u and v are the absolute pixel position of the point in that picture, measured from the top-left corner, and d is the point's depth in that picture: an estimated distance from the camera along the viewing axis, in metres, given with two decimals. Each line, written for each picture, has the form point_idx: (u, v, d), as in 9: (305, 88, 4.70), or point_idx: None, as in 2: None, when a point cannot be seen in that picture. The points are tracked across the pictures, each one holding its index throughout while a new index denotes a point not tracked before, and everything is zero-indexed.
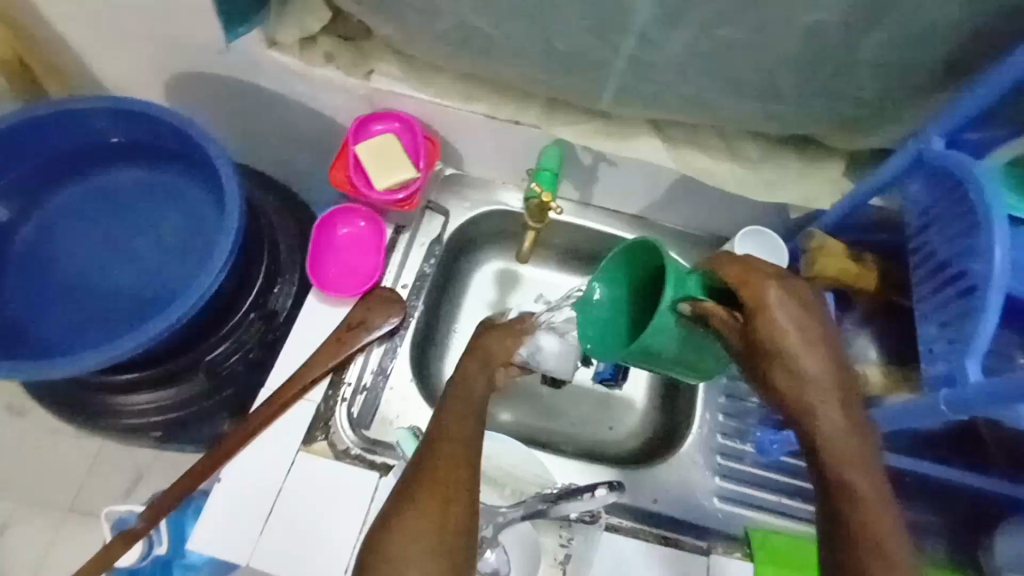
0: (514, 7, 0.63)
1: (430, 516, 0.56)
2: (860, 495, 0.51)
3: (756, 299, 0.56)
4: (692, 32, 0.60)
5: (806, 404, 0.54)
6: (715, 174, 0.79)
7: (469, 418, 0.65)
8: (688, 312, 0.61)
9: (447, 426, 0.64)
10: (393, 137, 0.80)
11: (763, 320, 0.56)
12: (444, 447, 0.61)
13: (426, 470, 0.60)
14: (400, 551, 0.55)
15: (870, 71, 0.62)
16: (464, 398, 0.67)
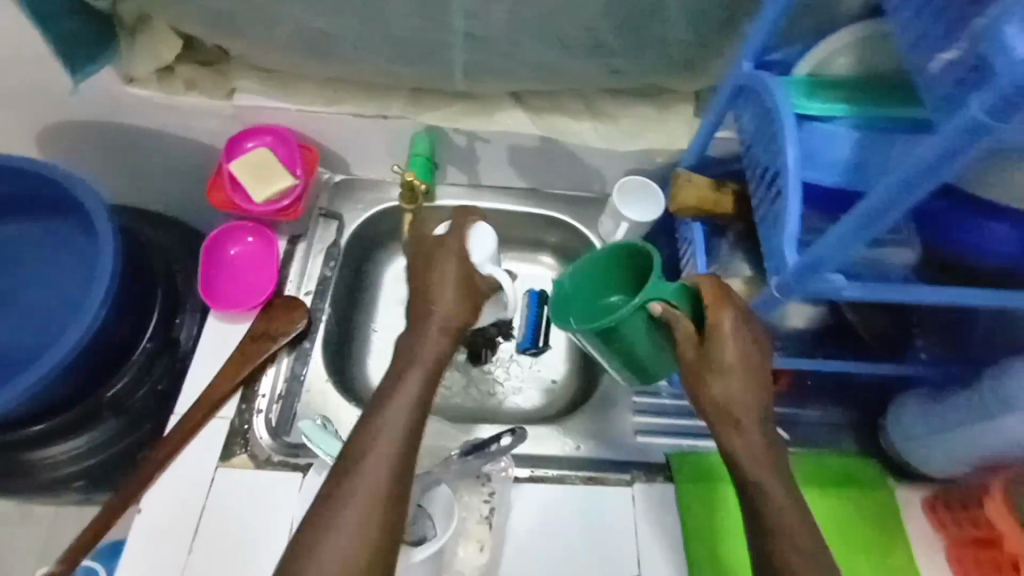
0: (343, 1, 0.65)
1: (360, 519, 0.53)
2: (773, 498, 0.57)
3: (716, 324, 0.60)
4: (509, 1, 0.65)
5: (734, 416, 0.60)
6: (580, 133, 0.84)
7: (410, 409, 0.60)
8: (655, 312, 0.61)
9: (374, 418, 0.59)
10: (266, 150, 0.82)
11: (718, 345, 0.60)
12: (377, 420, 0.59)
13: (355, 457, 0.57)
14: (337, 517, 0.53)
15: (679, 12, 0.67)
16: (398, 383, 0.61)
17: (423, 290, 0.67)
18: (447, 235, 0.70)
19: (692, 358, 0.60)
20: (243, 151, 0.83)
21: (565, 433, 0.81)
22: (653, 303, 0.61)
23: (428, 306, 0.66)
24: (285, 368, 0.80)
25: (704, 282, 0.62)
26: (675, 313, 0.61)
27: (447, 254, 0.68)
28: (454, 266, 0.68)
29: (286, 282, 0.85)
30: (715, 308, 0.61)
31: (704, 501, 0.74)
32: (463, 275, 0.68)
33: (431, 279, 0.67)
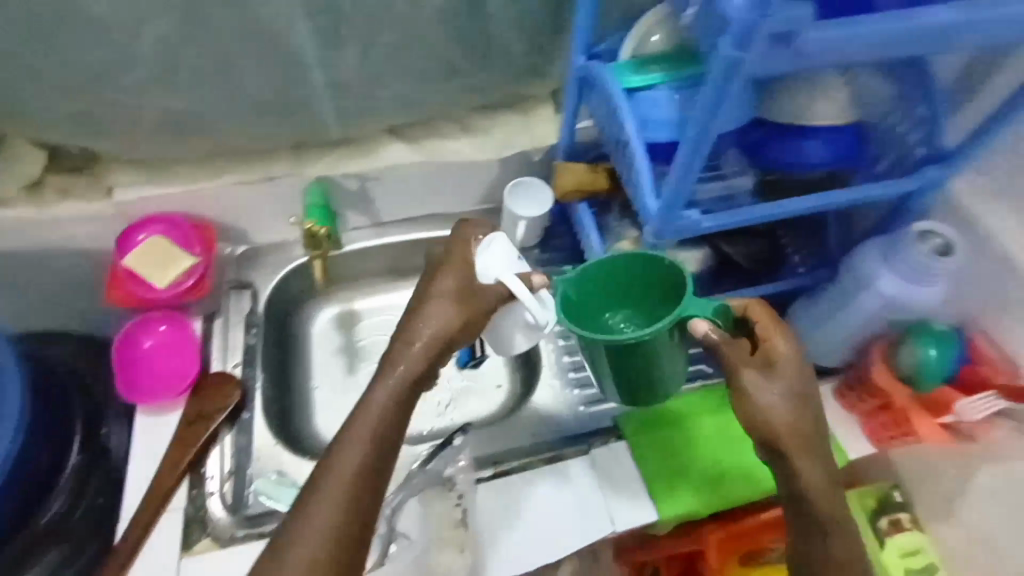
0: (199, 78, 0.69)
1: (310, 554, 0.54)
2: (834, 523, 0.63)
3: (776, 354, 0.66)
4: (357, 46, 0.71)
5: (801, 439, 0.63)
6: (458, 152, 0.91)
7: (373, 442, 0.60)
8: (696, 330, 0.63)
9: (333, 453, 0.59)
10: (157, 238, 0.82)
11: (782, 367, 0.65)
12: (346, 439, 0.60)
13: (321, 477, 0.58)
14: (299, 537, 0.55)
15: (512, 27, 0.76)
16: (363, 414, 0.62)
17: (413, 313, 0.67)
18: (451, 249, 0.70)
19: (760, 389, 0.64)
20: (133, 245, 0.82)
21: (516, 426, 0.84)
22: (696, 323, 0.63)
23: (408, 330, 0.66)
24: (230, 445, 0.79)
25: (753, 304, 0.68)
26: (718, 335, 0.64)
27: (448, 269, 0.68)
28: (450, 283, 0.68)
29: (210, 361, 0.84)
30: (767, 330, 0.67)
31: (655, 443, 0.81)
32: (460, 286, 0.67)
33: (423, 297, 0.67)
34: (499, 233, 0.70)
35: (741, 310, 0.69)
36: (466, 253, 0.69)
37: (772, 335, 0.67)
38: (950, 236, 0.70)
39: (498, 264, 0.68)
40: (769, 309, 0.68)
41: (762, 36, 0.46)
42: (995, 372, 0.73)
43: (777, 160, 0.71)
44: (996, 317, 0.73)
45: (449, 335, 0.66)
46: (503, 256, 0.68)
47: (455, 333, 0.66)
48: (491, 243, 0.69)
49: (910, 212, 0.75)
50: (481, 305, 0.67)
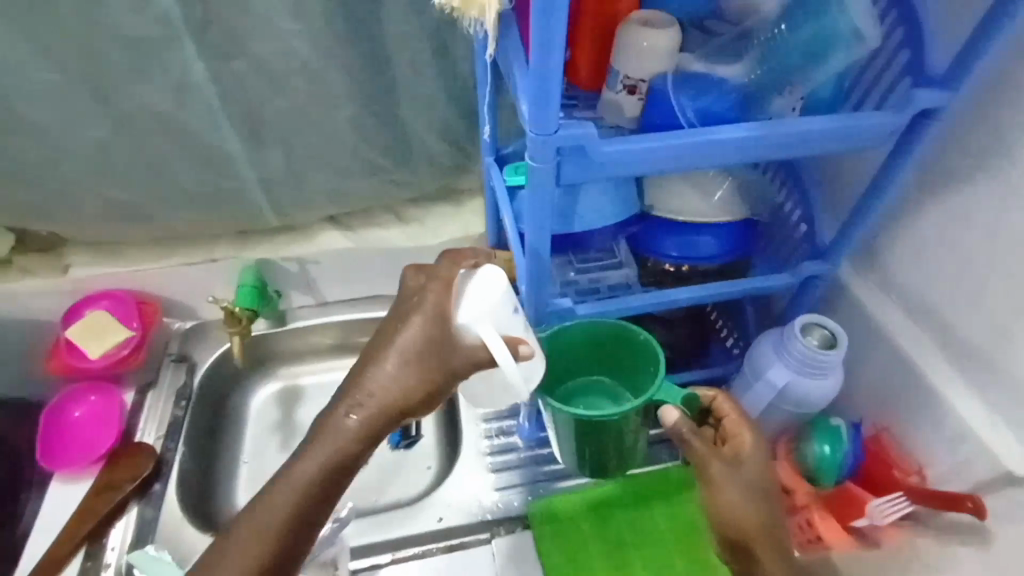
0: (140, 171, 0.79)
1: None
2: None
3: (737, 452, 0.66)
4: (280, 148, 0.80)
5: (768, 538, 0.62)
6: (390, 239, 0.97)
7: (276, 538, 0.55)
8: (668, 419, 0.64)
9: (218, 551, 0.55)
10: (101, 312, 0.89)
11: (745, 463, 0.64)
12: (251, 520, 0.56)
13: (215, 559, 0.55)
14: None
15: (429, 132, 0.84)
16: (273, 498, 0.56)
17: (368, 371, 0.59)
18: (427, 292, 0.61)
19: (728, 487, 0.62)
20: (78, 318, 0.89)
21: (423, 512, 0.84)
22: (667, 410, 0.64)
23: (356, 392, 0.58)
24: (135, 516, 0.80)
25: (720, 397, 0.68)
26: (688, 426, 0.64)
27: (417, 319, 0.59)
28: (416, 335, 0.59)
29: (134, 430, 0.87)
30: (734, 424, 0.67)
31: (560, 540, 0.81)
32: (423, 345, 0.59)
33: (383, 350, 0.60)
34: (496, 279, 0.59)
35: (707, 401, 0.69)
36: (445, 301, 0.60)
37: (741, 431, 0.67)
38: (835, 329, 0.71)
39: (484, 318, 0.58)
40: (736, 404, 0.67)
41: (556, 150, 0.50)
42: (904, 472, 0.70)
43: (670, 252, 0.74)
44: (898, 413, 0.71)
45: (403, 406, 0.59)
46: (494, 307, 0.59)
47: (412, 402, 0.59)
48: (485, 289, 0.59)
49: (805, 299, 0.76)
50: (446, 366, 0.58)
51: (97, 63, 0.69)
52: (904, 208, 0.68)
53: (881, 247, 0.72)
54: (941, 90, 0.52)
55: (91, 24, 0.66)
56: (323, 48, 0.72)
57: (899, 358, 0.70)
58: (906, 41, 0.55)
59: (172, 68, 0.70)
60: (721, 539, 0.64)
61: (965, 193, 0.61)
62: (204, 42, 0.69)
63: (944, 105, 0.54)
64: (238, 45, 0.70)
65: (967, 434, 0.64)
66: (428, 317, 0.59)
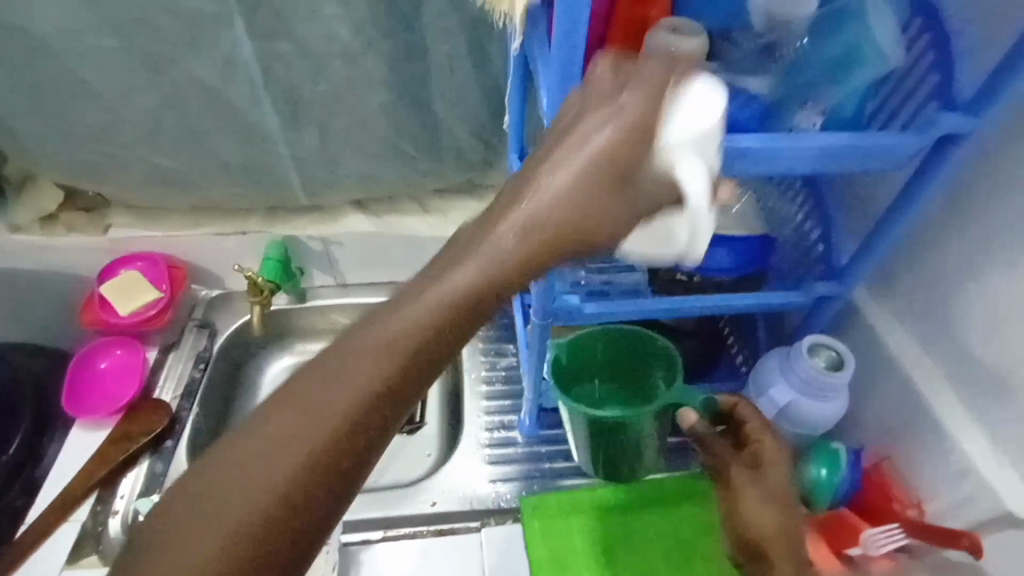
0: (182, 141, 0.83)
1: (240, 511, 0.38)
2: None
3: (754, 457, 0.66)
4: (315, 129, 0.83)
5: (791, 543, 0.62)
6: (413, 227, 0.99)
7: (352, 417, 0.41)
8: (687, 420, 0.68)
9: (258, 428, 0.40)
10: (134, 272, 0.94)
11: (765, 469, 0.65)
12: (358, 354, 0.42)
13: (305, 393, 0.41)
14: (247, 467, 0.39)
15: (458, 126, 0.86)
16: (349, 362, 0.42)
17: (524, 189, 0.47)
18: (626, 90, 0.47)
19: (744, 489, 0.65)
20: (114, 275, 0.94)
21: (417, 494, 0.86)
22: (687, 412, 0.68)
23: (504, 219, 0.46)
24: (146, 468, 0.84)
25: (741, 402, 0.68)
26: (705, 428, 0.68)
27: (612, 119, 0.46)
28: (608, 138, 0.46)
29: (153, 386, 0.92)
30: (756, 430, 0.67)
31: (548, 535, 0.82)
32: (618, 152, 0.46)
33: (514, 193, 0.47)
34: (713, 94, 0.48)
35: (728, 407, 0.69)
36: (649, 108, 0.47)
37: (761, 437, 0.67)
38: (843, 351, 0.71)
39: (694, 128, 0.47)
40: (758, 410, 0.68)
41: None
42: (901, 503, 0.69)
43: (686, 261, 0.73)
44: (901, 443, 0.70)
45: (546, 255, 0.46)
46: (709, 123, 0.47)
47: (560, 251, 0.47)
48: (701, 99, 0.47)
49: (818, 319, 0.76)
50: (630, 200, 0.47)
51: (153, 37, 0.73)
52: (927, 235, 0.67)
53: (900, 272, 0.71)
54: (968, 115, 0.53)
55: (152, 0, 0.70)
56: (362, 35, 0.75)
57: (909, 386, 0.69)
58: (936, 64, 0.55)
59: (221, 47, 0.74)
60: (732, 540, 0.66)
61: (986, 220, 0.61)
62: (252, 25, 0.73)
63: (966, 132, 0.54)
64: (284, 29, 0.74)
65: (973, 470, 0.63)
66: (588, 150, 0.46)
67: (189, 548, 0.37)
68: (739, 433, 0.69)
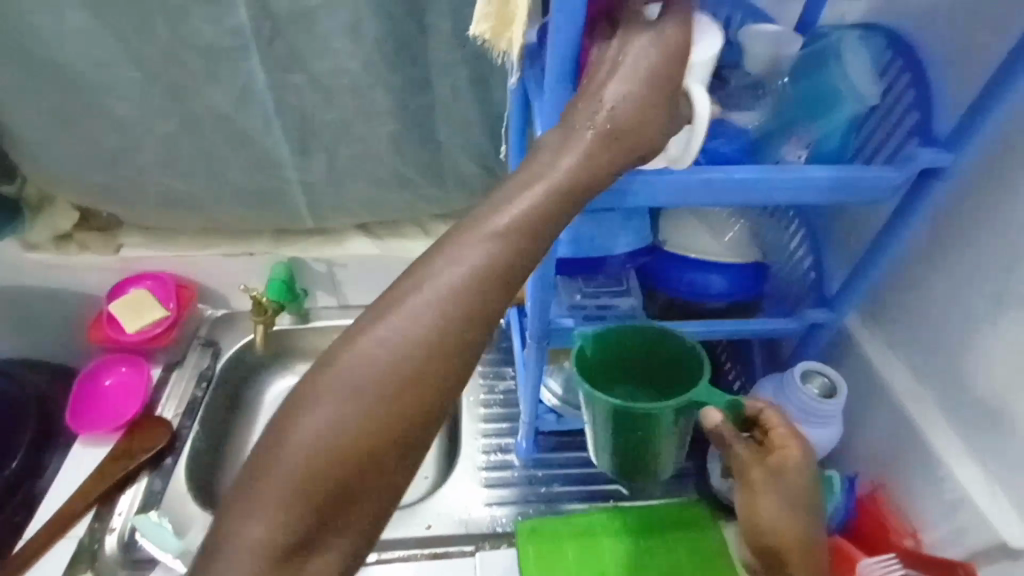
0: (195, 165, 0.86)
1: (379, 391, 0.43)
2: None
3: (780, 466, 0.63)
4: (323, 155, 0.87)
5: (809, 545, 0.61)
6: (416, 251, 1.01)
7: (457, 316, 0.44)
8: (709, 420, 0.63)
9: (372, 329, 0.44)
10: (143, 291, 0.96)
11: (790, 478, 0.62)
12: (462, 251, 0.46)
13: (414, 294, 0.45)
14: (377, 356, 0.43)
15: (461, 154, 0.88)
16: (448, 269, 0.45)
17: (593, 101, 0.50)
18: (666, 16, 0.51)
19: (768, 495, 0.62)
20: (122, 294, 0.97)
21: (412, 517, 0.86)
22: (710, 411, 0.63)
23: (582, 126, 0.49)
24: (145, 485, 0.85)
25: (768, 409, 0.65)
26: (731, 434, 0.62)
27: (653, 43, 0.50)
28: (650, 60, 0.50)
29: (156, 404, 0.93)
30: (782, 438, 0.64)
31: (543, 561, 0.81)
32: (664, 71, 0.50)
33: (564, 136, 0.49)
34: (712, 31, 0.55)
35: (753, 412, 0.66)
36: (679, 37, 0.51)
37: (788, 445, 0.63)
38: (834, 377, 0.72)
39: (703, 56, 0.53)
40: (785, 418, 0.64)
41: None
42: (896, 534, 0.69)
43: (678, 288, 0.75)
44: (895, 472, 0.71)
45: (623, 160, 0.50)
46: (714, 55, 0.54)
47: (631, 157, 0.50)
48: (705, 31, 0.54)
49: (811, 346, 0.77)
50: (671, 120, 0.51)
51: (172, 68, 0.77)
52: (914, 265, 0.69)
53: (891, 300, 0.73)
54: (946, 150, 0.55)
55: (173, 34, 0.74)
56: (370, 68, 0.78)
57: (901, 415, 0.69)
58: (915, 103, 0.58)
59: (236, 78, 0.78)
60: (753, 546, 0.64)
61: (973, 251, 0.63)
62: (267, 57, 0.77)
63: (946, 167, 0.56)
64: (296, 61, 0.77)
65: (965, 500, 0.63)
66: (637, 72, 0.50)
67: (343, 422, 0.42)
68: (763, 439, 0.65)
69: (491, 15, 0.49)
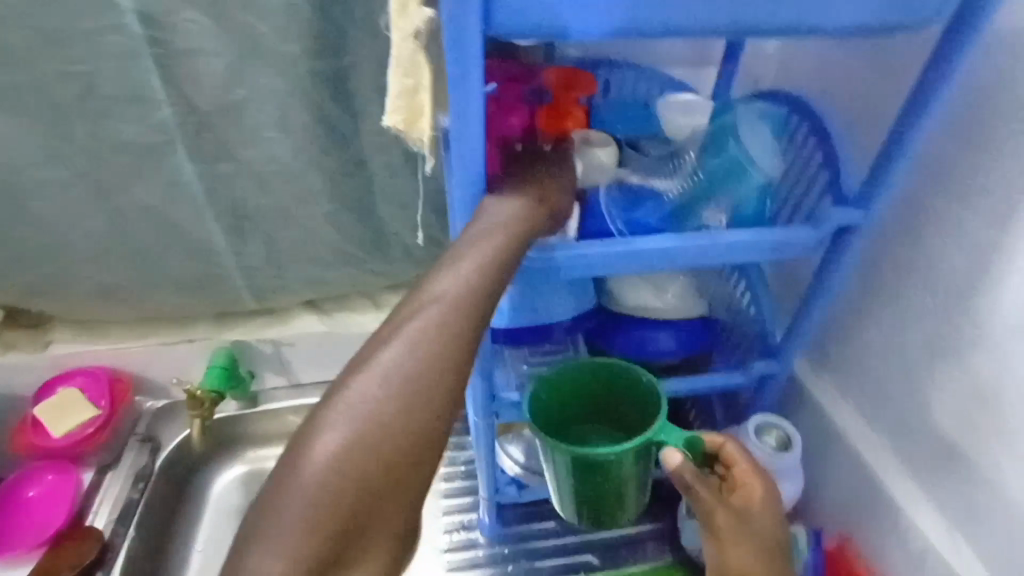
0: (127, 256, 0.84)
1: (389, 410, 0.42)
2: None
3: (742, 504, 0.61)
4: (261, 239, 0.85)
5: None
6: (367, 324, 0.98)
7: (455, 339, 0.46)
8: (671, 461, 0.58)
9: (378, 354, 0.44)
10: (73, 389, 0.91)
11: (756, 518, 0.61)
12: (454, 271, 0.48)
13: (407, 320, 0.46)
14: (381, 378, 0.43)
15: (405, 225, 0.87)
16: (443, 289, 0.47)
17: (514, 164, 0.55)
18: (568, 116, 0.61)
19: (737, 540, 0.59)
20: (50, 394, 0.91)
21: None
22: (671, 454, 0.58)
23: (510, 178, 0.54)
24: None
25: (730, 444, 0.64)
26: (695, 475, 0.59)
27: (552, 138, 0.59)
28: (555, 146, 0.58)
29: (86, 512, 0.86)
30: (744, 474, 0.63)
31: None
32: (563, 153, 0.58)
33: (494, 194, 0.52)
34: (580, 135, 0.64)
35: (713, 448, 0.64)
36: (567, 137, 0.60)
37: (750, 480, 0.63)
38: (788, 429, 0.71)
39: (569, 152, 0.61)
40: (746, 451, 0.63)
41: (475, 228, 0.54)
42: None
43: (627, 348, 0.74)
44: (861, 523, 0.70)
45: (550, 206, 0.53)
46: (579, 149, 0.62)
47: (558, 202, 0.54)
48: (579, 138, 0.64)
49: (764, 397, 0.77)
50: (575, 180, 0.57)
51: (96, 166, 0.76)
52: (850, 312, 0.71)
53: (834, 347, 0.74)
54: (857, 208, 0.57)
55: (96, 134, 0.74)
56: (303, 153, 0.78)
57: (860, 465, 0.69)
58: (824, 163, 0.61)
59: (165, 170, 0.77)
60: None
61: (903, 297, 0.65)
62: (195, 149, 0.76)
63: (858, 223, 0.58)
64: (226, 151, 0.77)
65: (928, 551, 0.63)
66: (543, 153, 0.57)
67: (353, 448, 0.40)
68: (725, 474, 0.64)
69: (403, 108, 0.49)
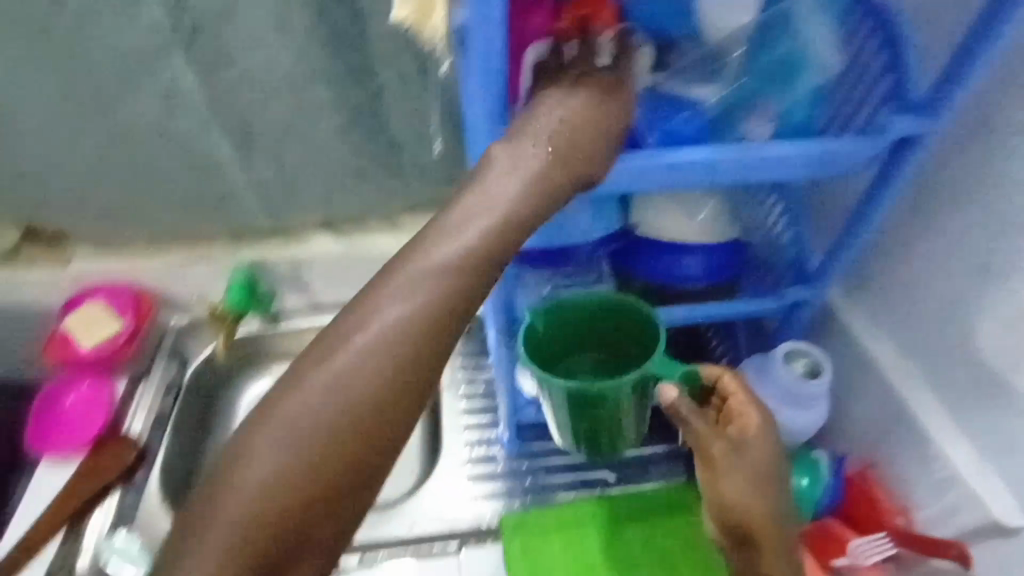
0: (136, 170, 0.81)
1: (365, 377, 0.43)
2: None
3: (737, 436, 0.60)
4: (271, 153, 0.81)
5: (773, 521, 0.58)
6: (384, 246, 0.96)
7: (441, 299, 0.45)
8: (666, 397, 0.58)
9: (363, 310, 0.45)
10: (97, 304, 0.92)
11: (751, 448, 0.59)
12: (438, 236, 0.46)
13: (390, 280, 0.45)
14: (361, 342, 0.44)
15: (420, 140, 0.82)
16: (429, 250, 0.46)
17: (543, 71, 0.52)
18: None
19: (728, 469, 0.58)
20: (75, 309, 0.92)
21: (397, 519, 0.84)
22: (668, 389, 0.58)
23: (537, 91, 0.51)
24: (116, 501, 0.82)
25: (725, 376, 0.62)
26: (688, 407, 0.58)
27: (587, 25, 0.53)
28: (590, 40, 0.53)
29: (121, 420, 0.88)
30: (741, 404, 0.61)
31: (527, 556, 0.80)
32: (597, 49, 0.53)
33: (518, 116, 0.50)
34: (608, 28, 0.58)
35: (711, 379, 0.63)
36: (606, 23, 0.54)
37: (747, 410, 0.61)
38: (819, 356, 0.69)
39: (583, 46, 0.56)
40: (743, 382, 0.62)
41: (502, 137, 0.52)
42: (888, 511, 0.67)
43: (653, 272, 0.71)
44: (886, 453, 0.69)
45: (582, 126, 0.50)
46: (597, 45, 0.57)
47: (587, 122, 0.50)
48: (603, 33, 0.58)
49: (795, 325, 0.74)
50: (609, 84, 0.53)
51: (94, 72, 0.72)
52: (893, 235, 0.67)
53: (874, 275, 0.70)
54: (920, 117, 0.51)
55: (88, 37, 0.70)
56: (306, 59, 0.73)
57: (891, 395, 0.67)
58: (887, 66, 0.54)
59: (165, 76, 0.73)
60: (722, 528, 0.60)
61: (958, 219, 0.60)
62: (192, 55, 0.72)
63: (922, 133, 0.52)
64: (225, 56, 0.72)
65: (957, 480, 0.62)
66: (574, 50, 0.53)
67: (325, 413, 0.42)
68: (720, 407, 0.63)
69: None
